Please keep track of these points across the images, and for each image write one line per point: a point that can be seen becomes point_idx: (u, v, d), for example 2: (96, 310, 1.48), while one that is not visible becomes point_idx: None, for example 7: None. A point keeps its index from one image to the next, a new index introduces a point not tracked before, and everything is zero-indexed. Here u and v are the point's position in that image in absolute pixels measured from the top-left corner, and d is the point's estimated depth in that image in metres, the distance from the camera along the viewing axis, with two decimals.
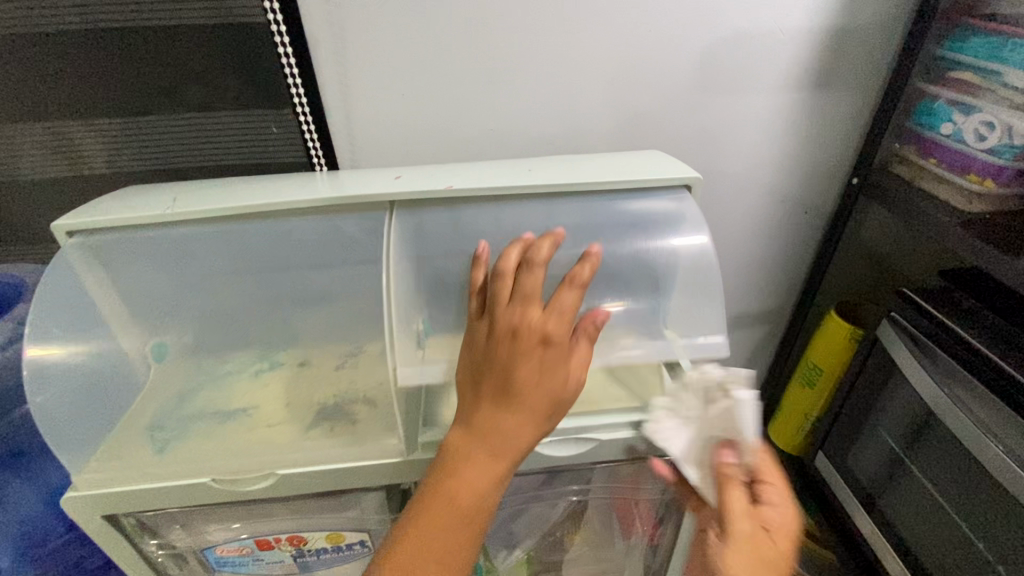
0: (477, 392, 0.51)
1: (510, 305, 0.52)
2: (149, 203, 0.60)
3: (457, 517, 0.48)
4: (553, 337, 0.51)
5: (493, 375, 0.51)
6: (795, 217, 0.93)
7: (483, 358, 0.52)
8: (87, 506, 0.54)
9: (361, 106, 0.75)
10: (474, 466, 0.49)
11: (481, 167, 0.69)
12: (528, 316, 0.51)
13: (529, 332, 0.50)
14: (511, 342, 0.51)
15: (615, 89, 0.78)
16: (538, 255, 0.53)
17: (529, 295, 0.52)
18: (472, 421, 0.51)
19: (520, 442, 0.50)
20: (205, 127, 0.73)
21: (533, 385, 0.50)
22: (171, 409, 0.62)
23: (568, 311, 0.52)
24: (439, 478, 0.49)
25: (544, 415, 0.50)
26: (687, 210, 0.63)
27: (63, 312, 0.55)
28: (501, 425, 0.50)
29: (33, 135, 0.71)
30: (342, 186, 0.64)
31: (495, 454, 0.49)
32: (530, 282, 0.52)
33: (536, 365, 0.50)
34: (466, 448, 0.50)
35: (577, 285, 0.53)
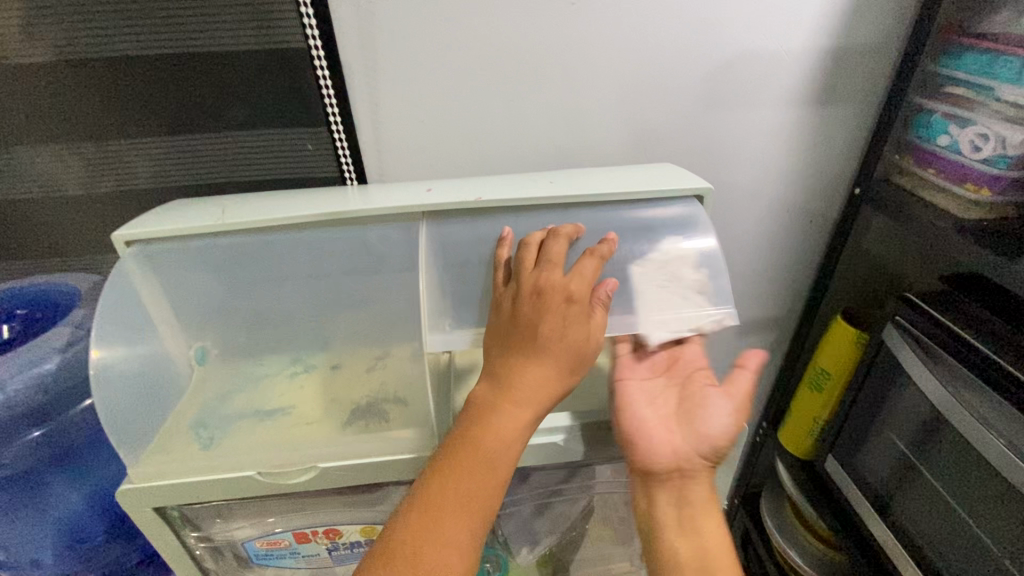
0: (503, 348, 0.57)
1: (537, 270, 0.59)
2: (198, 215, 0.65)
3: (482, 464, 0.52)
4: (575, 295, 0.57)
5: (520, 332, 0.56)
6: (800, 226, 0.97)
7: (510, 316, 0.58)
8: (139, 497, 0.57)
9: (390, 124, 0.80)
10: (500, 412, 0.54)
11: (503, 180, 0.74)
12: (551, 278, 0.58)
13: (554, 291, 0.57)
14: (536, 300, 0.57)
15: (627, 105, 0.82)
16: (562, 230, 0.62)
17: (553, 261, 0.59)
18: (498, 373, 0.56)
19: (542, 392, 0.55)
20: (243, 144, 0.78)
21: (556, 339, 0.56)
22: (214, 408, 0.66)
23: (588, 275, 0.59)
24: (467, 432, 0.54)
25: (565, 367, 0.56)
26: (700, 217, 0.67)
27: (121, 316, 0.59)
28: (526, 375, 0.55)
29: (84, 154, 0.76)
30: (376, 198, 0.69)
31: (519, 404, 0.54)
32: (554, 251, 0.60)
33: (559, 321, 0.56)
34: (491, 397, 0.55)
35: (597, 256, 0.60)
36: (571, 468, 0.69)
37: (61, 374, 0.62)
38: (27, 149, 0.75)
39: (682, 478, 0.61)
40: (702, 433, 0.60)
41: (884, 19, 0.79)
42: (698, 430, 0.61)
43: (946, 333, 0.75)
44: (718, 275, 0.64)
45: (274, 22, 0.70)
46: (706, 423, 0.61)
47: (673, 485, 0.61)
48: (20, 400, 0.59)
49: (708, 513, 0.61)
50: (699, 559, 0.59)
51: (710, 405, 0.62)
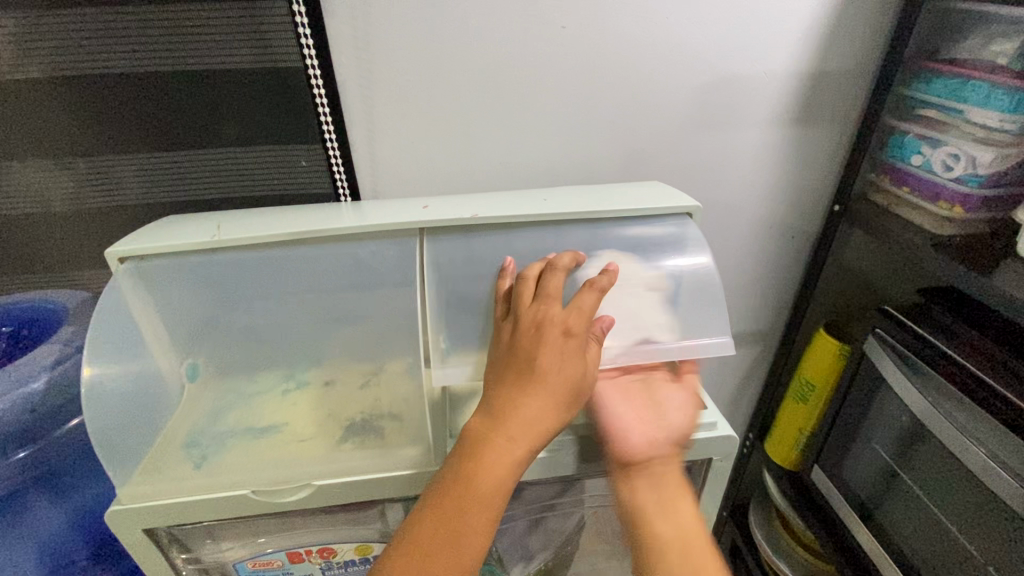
0: (501, 380, 0.57)
1: (536, 305, 0.60)
2: (194, 232, 0.65)
3: (475, 500, 0.51)
4: (573, 329, 0.58)
5: (518, 364, 0.57)
6: (784, 242, 1.00)
7: (508, 349, 0.58)
8: (128, 518, 0.56)
9: (385, 142, 0.81)
10: (494, 446, 0.53)
11: (497, 198, 0.75)
12: (549, 312, 0.59)
13: (551, 324, 0.58)
14: (535, 334, 0.58)
15: (617, 124, 0.85)
16: (559, 263, 0.63)
17: (551, 295, 0.61)
18: (495, 405, 0.56)
19: (538, 425, 0.54)
20: (238, 161, 0.78)
21: (553, 372, 0.56)
22: (205, 427, 0.65)
23: (586, 310, 0.60)
24: (461, 464, 0.53)
25: (561, 401, 0.56)
26: (690, 234, 0.69)
27: (113, 333, 0.59)
28: (521, 409, 0.55)
29: (74, 171, 0.75)
30: (371, 215, 0.69)
31: (513, 437, 0.54)
32: (552, 286, 0.61)
33: (556, 354, 0.57)
34: (486, 429, 0.54)
35: (596, 289, 0.61)
36: (565, 482, 0.70)
37: (51, 392, 0.60)
38: (14, 165, 0.74)
39: (653, 464, 0.59)
40: (665, 423, 0.61)
41: (859, 46, 0.83)
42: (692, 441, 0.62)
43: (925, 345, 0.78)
44: (712, 296, 0.66)
45: (273, 43, 0.71)
46: (666, 413, 0.62)
47: (643, 470, 0.59)
48: (7, 419, 0.57)
49: (683, 497, 0.58)
50: (677, 540, 0.56)
51: (667, 401, 0.63)
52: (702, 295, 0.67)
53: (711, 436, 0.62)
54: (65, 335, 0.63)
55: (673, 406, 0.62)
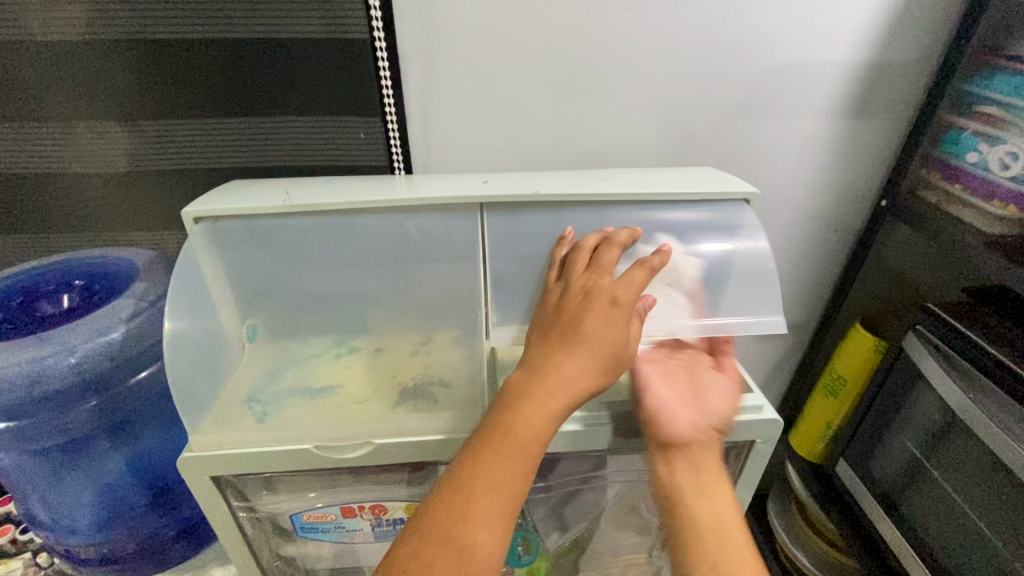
0: (545, 339, 0.59)
1: (587, 274, 0.62)
2: (265, 196, 0.67)
3: (514, 447, 0.52)
4: (620, 300, 0.59)
5: (564, 325, 0.59)
6: (828, 235, 0.99)
7: (555, 311, 0.60)
8: (197, 466, 0.59)
9: (441, 116, 0.82)
10: (534, 398, 0.54)
11: (554, 176, 0.76)
12: (599, 280, 0.61)
13: (600, 293, 0.60)
14: (583, 300, 0.60)
15: (671, 108, 0.85)
16: (617, 238, 0.64)
17: (604, 267, 0.62)
18: (534, 361, 0.57)
19: (577, 385, 0.55)
20: (298, 128, 0.79)
21: (596, 335, 0.57)
22: (265, 384, 0.67)
23: (637, 283, 0.60)
24: (501, 411, 0.54)
25: (597, 364, 0.57)
26: (744, 220, 0.70)
27: (188, 291, 0.61)
28: (562, 366, 0.56)
29: (140, 132, 0.78)
30: (429, 187, 0.71)
31: (551, 393, 0.55)
32: (606, 257, 0.63)
33: (602, 320, 0.58)
34: (526, 382, 0.56)
35: (647, 267, 0.62)
36: (602, 457, 0.71)
37: (126, 343, 0.63)
38: (85, 125, 0.77)
39: (695, 447, 0.61)
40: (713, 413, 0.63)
41: (921, 38, 0.82)
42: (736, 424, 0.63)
43: (954, 333, 0.78)
44: (766, 281, 0.67)
45: (344, 14, 0.72)
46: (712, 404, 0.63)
47: (687, 452, 0.61)
48: (87, 366, 0.60)
49: (719, 485, 0.61)
50: (710, 521, 0.59)
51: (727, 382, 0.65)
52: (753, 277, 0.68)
53: (755, 420, 0.63)
54: (137, 291, 0.66)
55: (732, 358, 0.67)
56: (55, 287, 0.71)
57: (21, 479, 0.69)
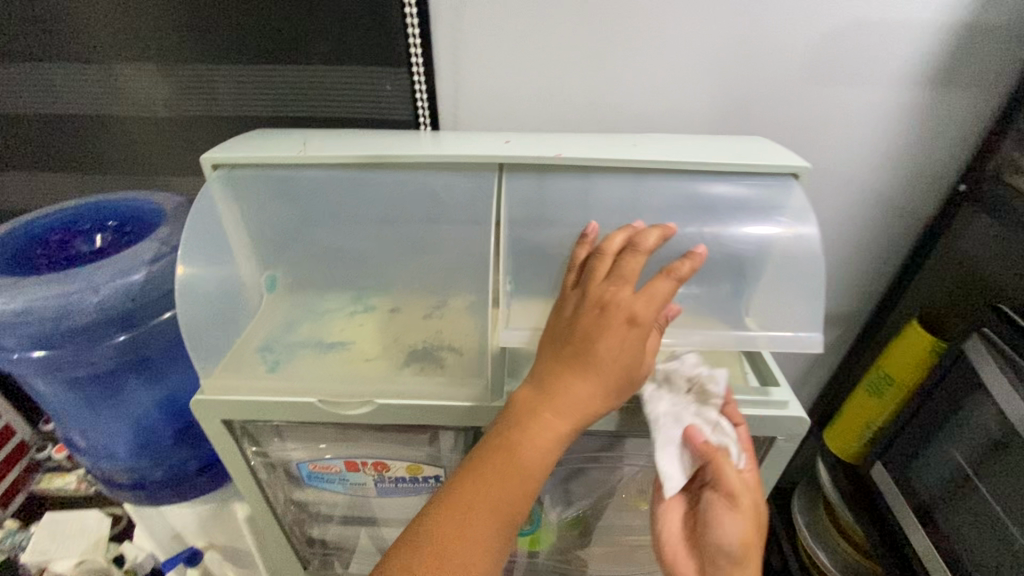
0: (556, 355, 0.54)
1: (606, 284, 0.55)
2: (284, 146, 0.66)
3: (517, 469, 0.50)
4: (639, 318, 0.52)
5: (577, 342, 0.53)
6: (891, 220, 0.90)
7: (568, 323, 0.54)
8: (210, 410, 0.61)
9: (471, 70, 0.77)
10: (540, 421, 0.51)
11: (583, 138, 0.70)
12: (618, 294, 0.54)
13: (618, 308, 0.53)
14: (599, 314, 0.53)
15: (720, 71, 0.77)
16: (643, 245, 0.56)
17: (625, 277, 0.55)
18: (544, 378, 0.53)
19: (586, 407, 0.52)
20: (326, 78, 0.77)
21: (611, 358, 0.52)
22: (280, 334, 0.68)
23: (659, 298, 0.53)
24: (506, 428, 0.52)
25: (608, 387, 0.52)
26: (789, 201, 0.64)
27: (203, 238, 0.62)
28: (570, 387, 0.52)
29: (173, 78, 0.78)
30: (451, 144, 0.68)
31: (560, 415, 0.51)
32: (628, 266, 0.55)
33: (617, 339, 0.52)
34: (533, 401, 0.52)
35: (674, 278, 0.54)
36: (612, 438, 0.69)
37: (149, 285, 0.65)
38: (123, 68, 0.78)
39: None
40: (719, 552, 0.55)
41: None
42: (754, 418, 0.58)
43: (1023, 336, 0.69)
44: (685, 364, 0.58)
45: None
46: (714, 541, 0.55)
47: None
48: (111, 304, 0.63)
49: None
50: None
51: (727, 511, 0.55)
52: (788, 275, 0.63)
53: (779, 415, 0.58)
54: (162, 235, 0.67)
55: (729, 474, 0.54)
56: (92, 226, 0.73)
57: (59, 404, 0.74)
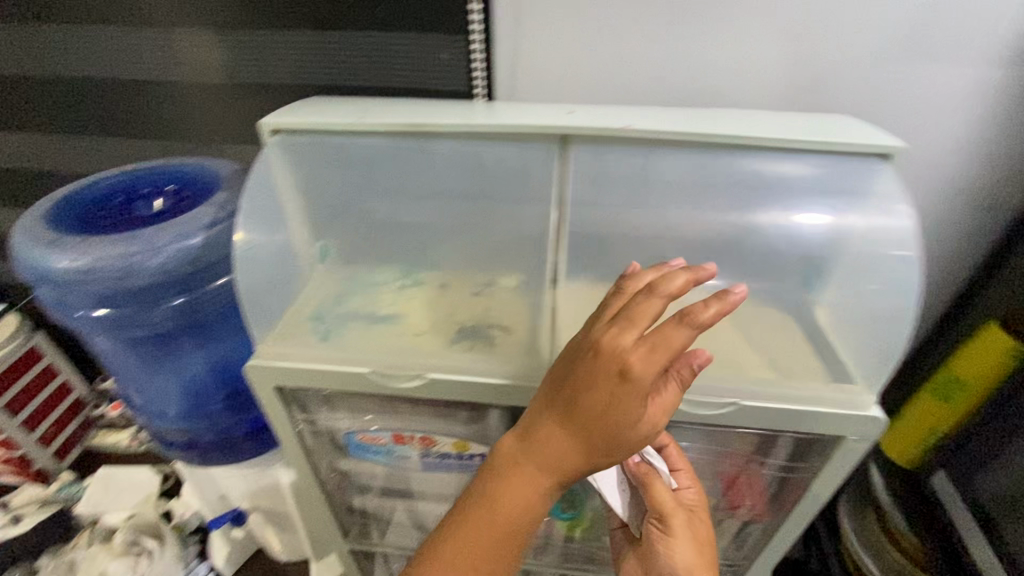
0: (546, 403, 0.47)
1: (607, 326, 0.45)
2: (342, 113, 0.65)
3: (495, 519, 0.48)
4: (632, 374, 0.42)
5: (565, 393, 0.45)
6: (976, 211, 0.83)
7: (559, 370, 0.47)
8: (264, 375, 0.60)
9: (530, 38, 0.73)
10: (517, 477, 0.47)
11: (648, 112, 0.66)
12: (615, 340, 0.43)
13: (610, 359, 0.43)
14: (590, 363, 0.44)
15: (801, 42, 0.71)
16: (666, 282, 0.45)
17: (630, 319, 0.44)
18: (529, 425, 0.48)
19: (569, 463, 0.46)
20: (383, 46, 0.76)
21: (597, 417, 0.43)
22: (331, 305, 0.67)
23: (666, 350, 0.42)
24: (489, 473, 0.49)
25: (594, 448, 0.45)
26: (875, 187, 0.60)
27: (261, 203, 0.61)
28: (552, 442, 0.46)
29: (231, 43, 0.78)
30: (510, 114, 0.65)
31: (541, 467, 0.47)
32: (636, 308, 0.44)
33: (604, 398, 0.43)
34: (517, 449, 0.48)
35: (686, 326, 0.42)
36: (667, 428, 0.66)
37: (207, 248, 0.65)
38: (185, 33, 0.78)
39: None
40: None
41: None
42: (829, 416, 0.54)
43: None
44: None
45: None
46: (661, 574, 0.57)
47: None
48: (172, 265, 0.63)
49: None
50: None
51: (665, 541, 0.57)
52: (870, 271, 0.60)
53: (856, 415, 0.54)
54: (219, 199, 0.67)
55: (658, 500, 0.57)
56: (152, 189, 0.73)
57: (121, 361, 0.76)
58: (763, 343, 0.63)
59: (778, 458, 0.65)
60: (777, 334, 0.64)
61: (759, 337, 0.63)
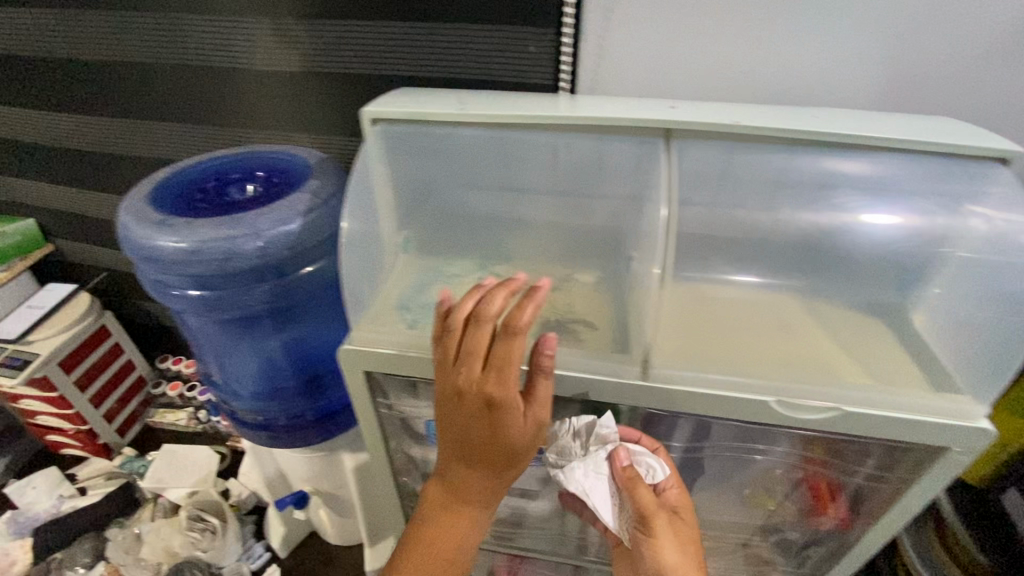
0: (445, 447, 0.54)
1: (457, 365, 0.50)
2: (439, 103, 0.65)
3: (446, 546, 0.57)
4: (494, 399, 0.48)
5: (453, 433, 0.52)
6: None
7: (441, 419, 0.52)
8: (356, 360, 0.62)
9: (619, 33, 0.73)
10: (449, 513, 0.56)
11: (744, 109, 0.65)
12: (469, 377, 0.49)
13: (472, 393, 0.49)
14: (457, 403, 0.50)
15: (903, 39, 0.68)
16: (488, 309, 0.49)
17: (472, 353, 0.49)
18: (445, 468, 0.55)
19: (486, 480, 0.54)
20: (469, 38, 0.76)
21: (489, 440, 0.51)
22: (412, 295, 0.67)
23: (508, 363, 0.48)
24: (425, 514, 0.57)
25: (497, 466, 0.53)
26: (989, 189, 0.58)
27: (360, 192, 0.62)
28: (464, 472, 0.54)
29: (319, 34, 0.79)
30: (605, 108, 0.65)
31: (467, 493, 0.55)
32: (472, 343, 0.49)
33: (483, 425, 0.50)
34: (442, 490, 0.56)
35: (513, 335, 0.48)
36: (752, 430, 0.65)
37: (302, 235, 0.66)
38: (274, 23, 0.80)
39: None
40: None
41: None
42: (937, 427, 0.53)
43: None
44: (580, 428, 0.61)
45: None
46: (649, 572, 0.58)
47: None
48: (269, 250, 0.64)
49: None
50: None
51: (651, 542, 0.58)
52: (981, 279, 0.58)
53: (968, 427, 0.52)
54: (313, 187, 0.68)
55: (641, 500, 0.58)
56: (243, 174, 0.75)
57: (205, 338, 0.78)
58: (858, 347, 0.61)
59: (866, 466, 0.64)
60: (873, 341, 0.62)
61: (852, 342, 0.62)
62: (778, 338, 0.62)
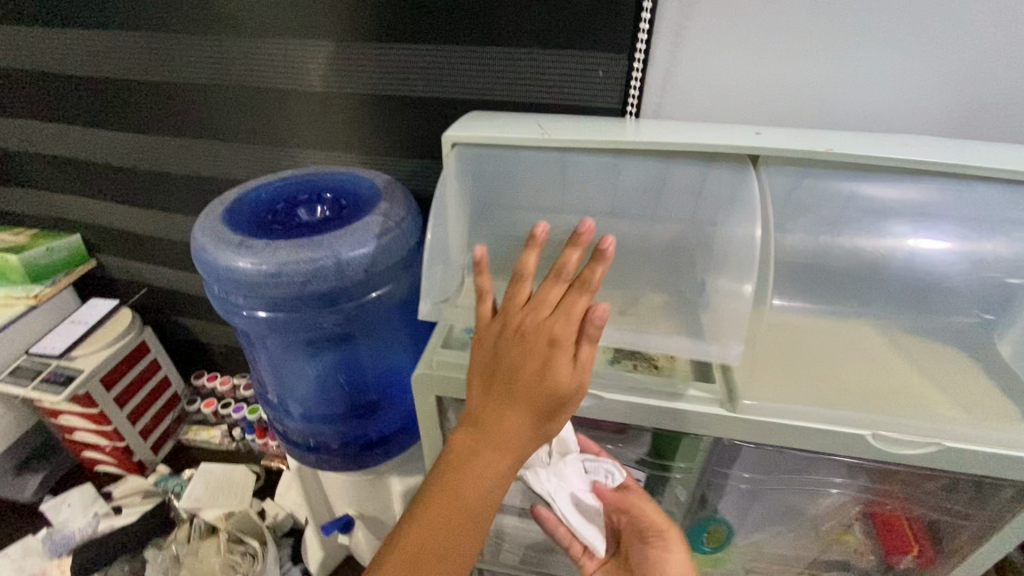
0: (487, 391, 0.51)
1: (524, 309, 0.51)
2: (519, 128, 0.66)
3: (460, 513, 0.48)
4: (559, 340, 0.49)
5: (504, 374, 0.50)
6: None
7: (488, 358, 0.51)
8: (429, 385, 0.61)
9: (689, 59, 0.73)
10: (480, 459, 0.49)
11: (823, 133, 0.65)
12: (537, 318, 0.50)
13: (536, 333, 0.49)
14: (518, 342, 0.50)
15: (983, 66, 0.68)
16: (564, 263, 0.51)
17: (541, 301, 0.51)
18: (478, 416, 0.50)
19: (521, 438, 0.49)
20: (537, 64, 0.77)
21: (540, 386, 0.48)
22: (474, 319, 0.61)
23: (576, 314, 0.49)
24: (444, 470, 0.50)
25: (539, 417, 0.49)
26: None
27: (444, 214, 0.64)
28: (503, 419, 0.49)
29: (386, 60, 0.81)
30: (685, 133, 0.65)
31: (498, 448, 0.49)
32: (543, 294, 0.51)
33: (537, 366, 0.49)
34: (470, 441, 0.50)
35: (586, 287, 0.50)
36: (832, 463, 0.63)
37: (376, 258, 0.66)
38: (342, 49, 0.81)
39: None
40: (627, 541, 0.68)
41: None
42: None
43: None
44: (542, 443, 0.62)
45: None
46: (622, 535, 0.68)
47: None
48: (345, 272, 0.64)
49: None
50: None
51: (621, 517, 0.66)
52: None
53: None
54: (387, 211, 0.69)
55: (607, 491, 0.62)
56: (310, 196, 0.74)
57: (267, 355, 0.78)
58: (945, 379, 0.60)
59: (950, 502, 0.62)
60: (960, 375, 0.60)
61: (938, 374, 0.60)
62: (863, 368, 0.61)
